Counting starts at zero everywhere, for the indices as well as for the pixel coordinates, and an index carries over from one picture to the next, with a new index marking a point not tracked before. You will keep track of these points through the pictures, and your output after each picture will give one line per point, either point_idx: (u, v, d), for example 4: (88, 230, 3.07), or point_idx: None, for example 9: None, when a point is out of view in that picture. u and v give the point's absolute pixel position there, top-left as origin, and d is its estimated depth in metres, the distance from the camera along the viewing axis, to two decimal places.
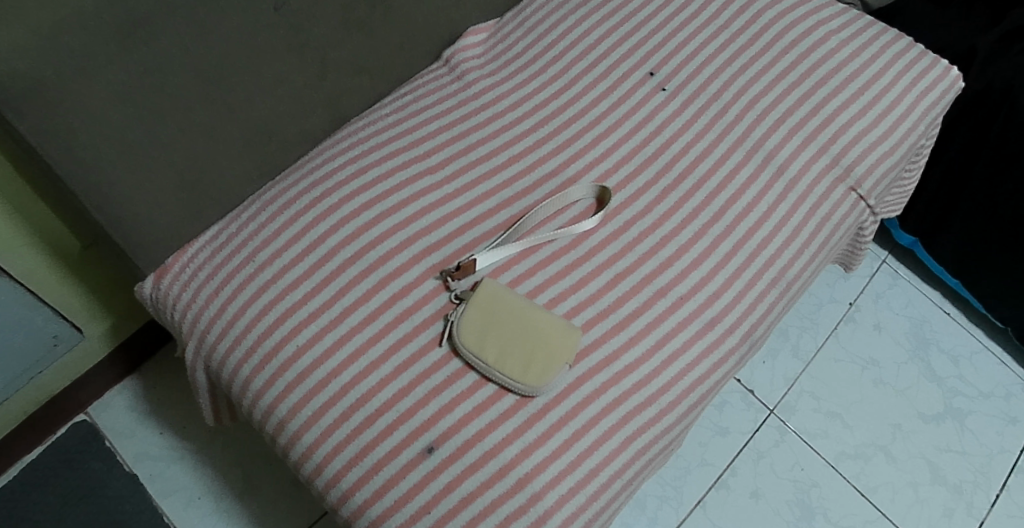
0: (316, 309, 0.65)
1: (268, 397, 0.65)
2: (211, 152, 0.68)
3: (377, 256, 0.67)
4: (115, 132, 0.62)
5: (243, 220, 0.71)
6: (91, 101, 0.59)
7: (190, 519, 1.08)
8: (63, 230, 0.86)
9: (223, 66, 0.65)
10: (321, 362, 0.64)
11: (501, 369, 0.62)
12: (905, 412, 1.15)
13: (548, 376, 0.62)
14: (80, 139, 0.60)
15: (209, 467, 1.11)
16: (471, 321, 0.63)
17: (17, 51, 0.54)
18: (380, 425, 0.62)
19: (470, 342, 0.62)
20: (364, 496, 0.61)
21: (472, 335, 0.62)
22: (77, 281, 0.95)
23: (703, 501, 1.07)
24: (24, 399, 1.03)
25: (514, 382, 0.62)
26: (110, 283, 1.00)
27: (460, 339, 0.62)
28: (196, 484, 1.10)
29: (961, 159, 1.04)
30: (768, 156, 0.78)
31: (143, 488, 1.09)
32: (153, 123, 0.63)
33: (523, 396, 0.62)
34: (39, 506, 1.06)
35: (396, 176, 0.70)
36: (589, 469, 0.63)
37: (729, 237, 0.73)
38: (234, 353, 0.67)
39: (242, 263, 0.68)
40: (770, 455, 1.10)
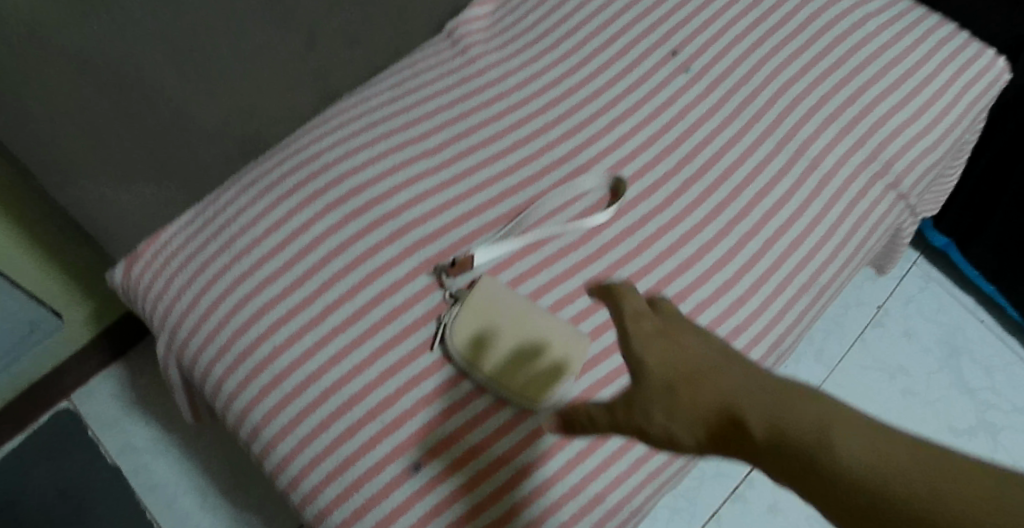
0: (295, 305, 0.59)
1: (240, 402, 0.59)
2: (187, 135, 0.65)
3: (365, 247, 0.60)
4: (79, 119, 0.60)
5: (221, 204, 0.65)
6: (53, 91, 0.58)
7: (173, 515, 1.03)
8: (31, 207, 0.81)
9: (196, 52, 0.61)
10: (299, 365, 0.57)
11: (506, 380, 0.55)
12: (935, 425, 1.07)
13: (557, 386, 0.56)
14: (42, 126, 0.60)
15: (194, 462, 1.06)
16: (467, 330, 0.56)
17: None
18: (363, 437, 0.55)
19: (467, 353, 0.56)
20: (343, 515, 0.55)
21: (468, 344, 0.56)
22: (53, 266, 0.90)
23: (717, 514, 0.93)
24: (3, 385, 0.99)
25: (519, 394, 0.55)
26: (87, 267, 0.94)
27: (453, 346, 0.56)
28: (181, 479, 1.05)
29: (1003, 159, 0.96)
30: (801, 148, 0.71)
31: (127, 482, 1.04)
32: (121, 111, 0.61)
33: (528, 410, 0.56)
34: (20, 498, 1.01)
35: (387, 159, 0.64)
36: (594, 494, 0.57)
37: (756, 236, 0.66)
38: (207, 350, 0.61)
39: (218, 252, 0.62)
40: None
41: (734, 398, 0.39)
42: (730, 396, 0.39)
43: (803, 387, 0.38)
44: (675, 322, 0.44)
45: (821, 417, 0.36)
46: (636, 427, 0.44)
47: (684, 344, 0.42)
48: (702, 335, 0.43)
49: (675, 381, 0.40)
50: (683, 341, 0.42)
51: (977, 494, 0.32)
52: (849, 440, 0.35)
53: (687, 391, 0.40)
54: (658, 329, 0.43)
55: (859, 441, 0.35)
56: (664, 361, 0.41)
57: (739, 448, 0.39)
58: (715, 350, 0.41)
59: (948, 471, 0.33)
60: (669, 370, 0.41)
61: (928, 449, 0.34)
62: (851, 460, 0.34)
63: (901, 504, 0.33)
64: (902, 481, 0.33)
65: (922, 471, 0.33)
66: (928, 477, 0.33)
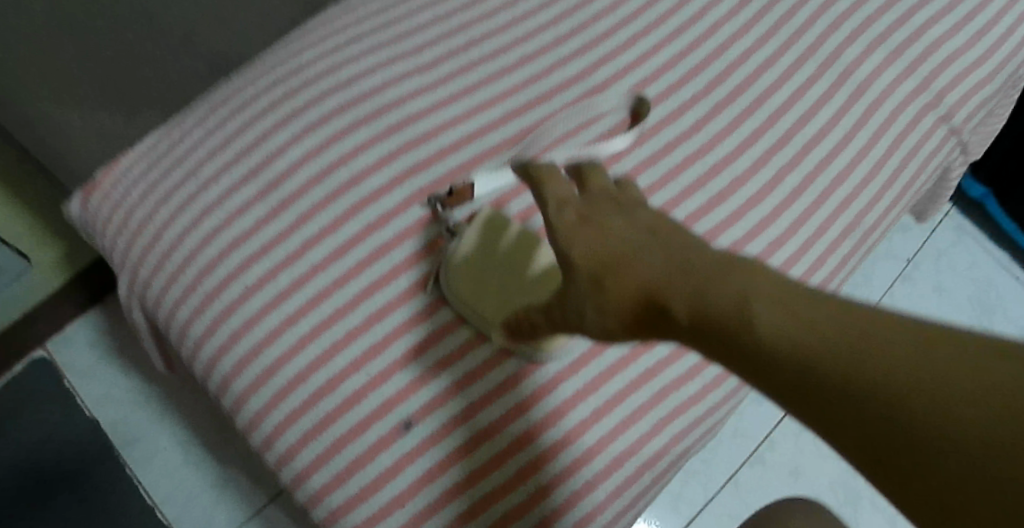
0: (270, 240, 0.51)
1: (207, 350, 0.51)
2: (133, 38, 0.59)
3: (350, 173, 0.52)
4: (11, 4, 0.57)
5: (187, 127, 0.57)
6: None
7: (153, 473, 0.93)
8: None
9: None
10: (274, 308, 0.50)
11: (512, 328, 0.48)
12: None
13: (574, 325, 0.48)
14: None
15: None
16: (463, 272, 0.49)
17: None
18: (346, 391, 0.48)
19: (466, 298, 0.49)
20: (322, 480, 0.48)
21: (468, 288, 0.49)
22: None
23: (735, 477, 0.87)
24: None
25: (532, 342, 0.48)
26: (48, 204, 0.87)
27: (451, 289, 0.49)
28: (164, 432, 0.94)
29: None
30: (846, 71, 0.62)
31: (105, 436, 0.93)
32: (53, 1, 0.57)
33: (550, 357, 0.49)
34: None
35: (376, 75, 0.55)
36: (611, 459, 0.50)
37: (794, 171, 0.59)
38: (171, 292, 0.53)
39: (183, 180, 0.55)
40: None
41: (657, 287, 0.34)
42: (652, 279, 0.35)
43: (728, 261, 0.34)
44: (601, 207, 0.39)
45: (745, 290, 0.32)
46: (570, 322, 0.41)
47: (603, 230, 0.37)
48: (627, 215, 0.38)
49: (592, 271, 0.37)
50: (605, 225, 0.38)
51: (923, 376, 0.26)
52: (775, 314, 0.30)
53: (607, 282, 0.36)
54: (581, 218, 0.39)
55: (785, 310, 0.30)
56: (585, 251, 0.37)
57: (668, 330, 0.35)
58: (640, 233, 0.37)
59: (892, 334, 0.28)
60: (586, 261, 0.37)
61: (870, 314, 0.29)
62: (778, 332, 0.30)
63: (834, 377, 0.28)
64: (838, 353, 0.28)
65: (857, 337, 0.28)
66: (867, 345, 0.28)
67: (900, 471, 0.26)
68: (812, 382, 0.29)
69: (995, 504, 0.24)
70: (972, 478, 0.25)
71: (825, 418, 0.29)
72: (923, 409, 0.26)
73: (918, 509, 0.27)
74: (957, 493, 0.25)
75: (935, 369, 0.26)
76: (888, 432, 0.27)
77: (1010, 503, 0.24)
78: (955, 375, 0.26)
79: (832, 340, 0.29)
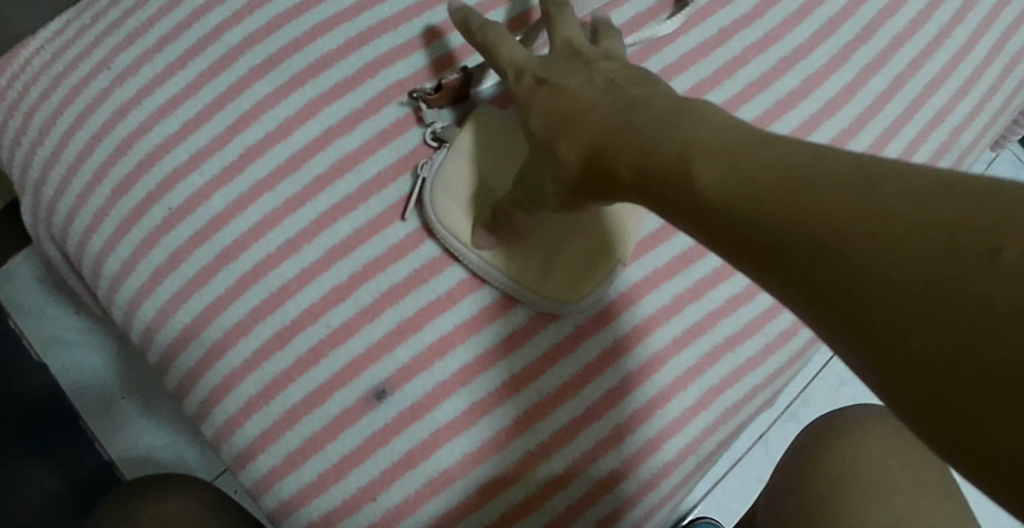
0: (202, 148, 0.39)
1: (122, 293, 0.39)
2: None
3: (307, 62, 0.40)
4: None
5: (100, 6, 0.43)
6: None
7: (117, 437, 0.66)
8: None
9: None
10: (206, 238, 0.38)
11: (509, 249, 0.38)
12: None
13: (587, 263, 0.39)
14: None
15: None
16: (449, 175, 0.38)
17: None
18: (300, 348, 0.37)
19: (448, 209, 0.38)
20: (270, 464, 0.37)
21: (453, 199, 0.38)
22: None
23: (765, 436, 0.75)
24: None
25: (531, 276, 0.38)
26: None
27: (437, 208, 0.38)
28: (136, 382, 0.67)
29: None
30: None
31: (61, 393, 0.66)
32: None
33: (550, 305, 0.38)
34: None
35: None
36: (646, 441, 0.39)
37: (881, 71, 0.46)
38: (77, 218, 0.41)
39: (92, 72, 0.42)
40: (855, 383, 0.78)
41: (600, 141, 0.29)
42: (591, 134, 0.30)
43: (673, 106, 0.28)
44: (558, 63, 0.34)
45: (685, 137, 0.26)
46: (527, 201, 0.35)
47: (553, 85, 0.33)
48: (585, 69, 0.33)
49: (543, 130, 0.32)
50: (558, 81, 0.33)
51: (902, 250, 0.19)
52: (716, 163, 0.24)
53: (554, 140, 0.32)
54: (539, 79, 0.34)
55: (727, 157, 0.24)
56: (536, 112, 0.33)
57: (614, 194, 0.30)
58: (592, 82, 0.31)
59: (857, 173, 0.21)
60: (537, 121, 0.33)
61: (836, 153, 0.22)
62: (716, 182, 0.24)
63: (779, 231, 0.22)
64: (786, 197, 0.22)
65: (812, 178, 0.22)
66: (822, 188, 0.21)
67: (868, 343, 0.19)
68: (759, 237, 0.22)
69: (982, 379, 0.17)
70: (952, 341, 0.17)
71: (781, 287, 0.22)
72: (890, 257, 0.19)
73: (899, 401, 0.19)
74: (941, 369, 0.18)
75: (904, 206, 0.19)
76: (847, 293, 0.20)
77: (1008, 377, 0.16)
78: (932, 212, 0.19)
79: (780, 187, 0.22)
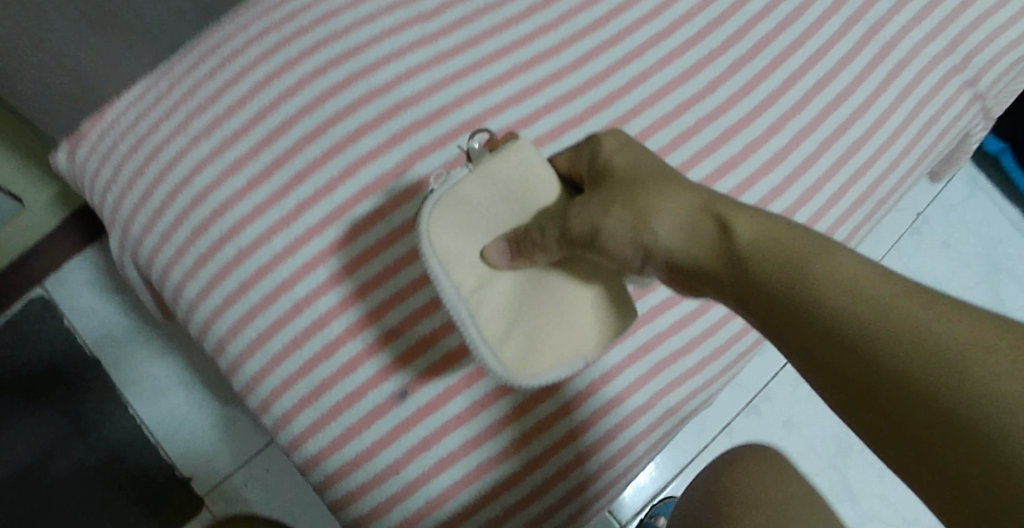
0: (264, 199, 0.50)
1: (199, 311, 0.50)
2: None
3: (348, 129, 0.51)
4: None
5: (177, 75, 0.54)
6: None
7: (154, 410, 0.92)
8: None
9: None
10: (269, 270, 0.49)
11: (485, 280, 0.43)
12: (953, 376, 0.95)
13: (556, 334, 0.43)
14: None
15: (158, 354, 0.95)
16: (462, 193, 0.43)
17: None
18: (341, 359, 0.48)
19: (438, 225, 0.43)
20: (317, 448, 0.48)
21: (448, 219, 0.43)
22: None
23: (730, 426, 0.87)
24: None
25: (490, 315, 0.43)
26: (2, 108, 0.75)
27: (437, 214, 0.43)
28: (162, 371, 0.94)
29: None
30: (873, 28, 0.62)
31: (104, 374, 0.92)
32: None
33: (493, 350, 0.43)
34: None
35: (379, 21, 0.54)
36: (606, 431, 0.52)
37: (800, 145, 0.59)
38: (161, 250, 0.52)
39: (173, 134, 0.53)
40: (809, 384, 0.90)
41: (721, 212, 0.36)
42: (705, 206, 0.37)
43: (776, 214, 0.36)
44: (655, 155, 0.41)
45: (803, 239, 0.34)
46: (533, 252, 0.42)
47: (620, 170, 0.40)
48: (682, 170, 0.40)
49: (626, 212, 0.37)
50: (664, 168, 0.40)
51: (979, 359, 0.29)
52: (836, 265, 0.33)
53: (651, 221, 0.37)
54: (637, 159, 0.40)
55: (844, 264, 0.33)
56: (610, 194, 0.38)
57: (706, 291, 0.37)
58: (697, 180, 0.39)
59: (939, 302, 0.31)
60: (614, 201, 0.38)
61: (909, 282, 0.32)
62: (824, 290, 0.33)
63: (892, 331, 0.31)
64: (890, 306, 0.31)
65: (908, 300, 0.31)
66: (921, 308, 0.31)
67: (948, 424, 0.29)
68: (856, 347, 0.31)
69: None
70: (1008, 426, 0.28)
71: (879, 366, 0.31)
72: (972, 366, 0.29)
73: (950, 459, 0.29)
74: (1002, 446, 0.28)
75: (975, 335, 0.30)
76: (943, 388, 0.29)
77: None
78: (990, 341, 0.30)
79: (891, 300, 0.31)
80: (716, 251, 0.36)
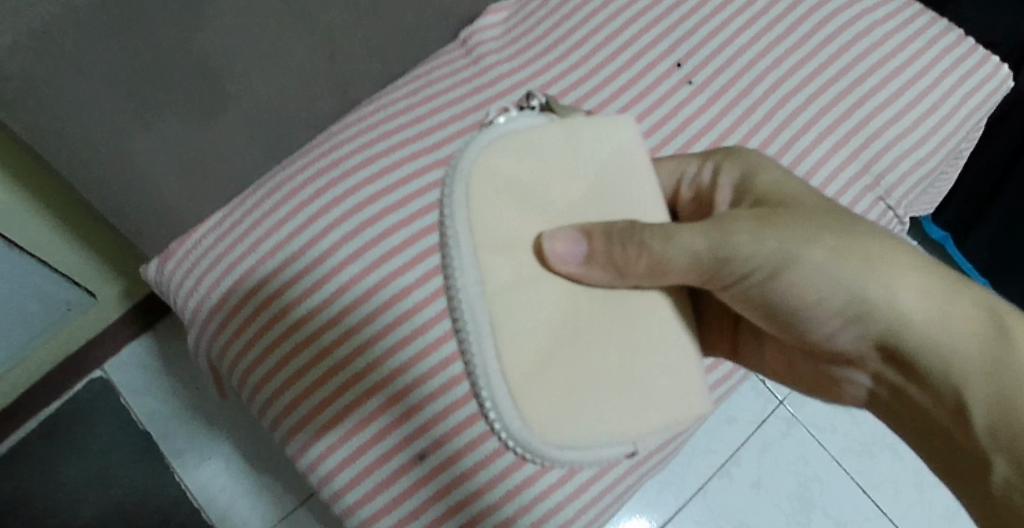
0: (316, 305, 0.67)
1: (263, 393, 0.68)
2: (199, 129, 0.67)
3: (380, 253, 0.67)
4: (97, 114, 0.60)
5: (247, 208, 0.71)
6: (102, 99, 0.59)
7: (198, 478, 1.05)
8: (77, 219, 0.83)
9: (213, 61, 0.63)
10: (319, 360, 0.66)
11: (509, 282, 0.59)
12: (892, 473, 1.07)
13: (563, 402, 0.59)
14: (84, 136, 0.60)
15: (203, 425, 1.07)
16: (522, 147, 0.61)
17: (124, 81, 0.60)
18: (375, 428, 0.65)
19: (486, 194, 0.60)
20: (354, 498, 0.65)
21: (494, 185, 0.60)
22: (61, 224, 0.82)
23: (704, 488, 1.04)
24: (29, 367, 0.98)
25: (506, 343, 0.58)
26: (49, 179, 0.75)
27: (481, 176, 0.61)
28: (206, 444, 1.06)
29: (997, 167, 1.03)
30: (795, 160, 0.77)
31: (156, 447, 1.05)
32: (141, 113, 0.63)
33: (505, 373, 0.59)
34: (69, 467, 1.03)
35: (402, 168, 0.70)
36: (578, 485, 0.67)
37: None
38: (233, 345, 0.69)
39: (243, 254, 0.69)
40: (775, 447, 1.07)
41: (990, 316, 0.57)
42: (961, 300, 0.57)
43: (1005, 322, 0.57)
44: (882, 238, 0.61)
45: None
46: (661, 259, 0.57)
47: (822, 219, 0.59)
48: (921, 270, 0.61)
49: (839, 262, 0.58)
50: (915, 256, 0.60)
51: None
52: None
53: (882, 290, 0.58)
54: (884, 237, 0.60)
55: None
56: (823, 242, 0.58)
57: (904, 359, 0.59)
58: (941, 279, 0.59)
59: None
60: (830, 253, 0.58)
61: None
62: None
63: None
64: None
65: None
66: None
67: None
68: None
69: None
70: None
71: None
72: None
73: None
74: None
75: None
76: None
77: None
78: None
79: None
80: (946, 323, 0.57)
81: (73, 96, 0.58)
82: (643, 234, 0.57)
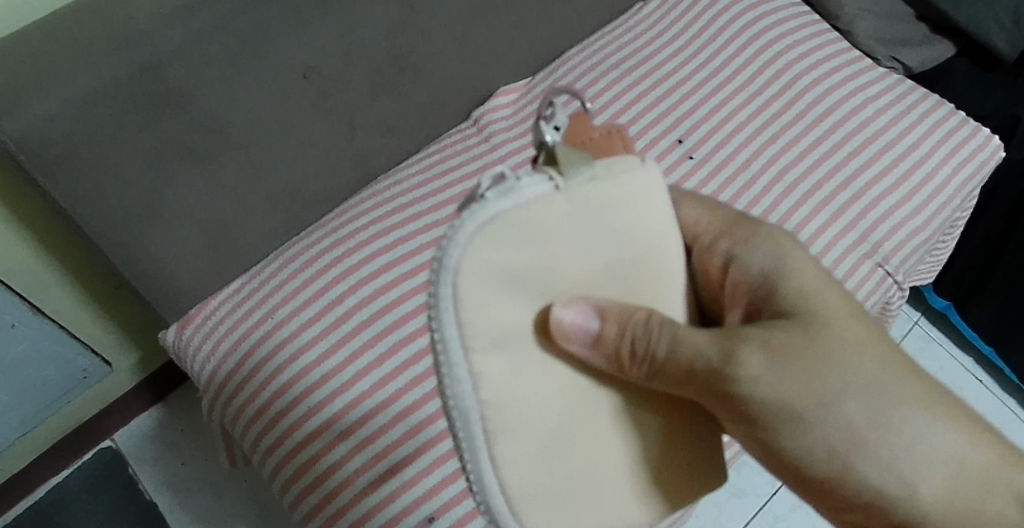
0: (330, 370, 0.68)
1: (275, 457, 0.69)
2: (221, 198, 0.70)
3: (393, 319, 0.69)
4: (122, 182, 0.63)
5: (266, 276, 0.74)
6: (124, 168, 0.62)
7: None
8: (101, 285, 0.86)
9: (238, 134, 0.67)
10: (330, 424, 0.67)
11: (507, 375, 0.43)
12: None
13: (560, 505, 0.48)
14: (110, 202, 0.63)
15: (211, 495, 1.07)
16: (541, 220, 0.41)
17: (152, 152, 0.63)
18: (384, 491, 0.65)
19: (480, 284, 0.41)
20: None
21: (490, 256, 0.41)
22: (83, 293, 0.85)
23: None
24: (39, 435, 0.99)
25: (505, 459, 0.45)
26: (78, 247, 0.79)
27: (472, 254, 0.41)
28: (213, 515, 1.06)
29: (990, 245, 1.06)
30: (793, 230, 0.79)
31: (162, 518, 1.04)
32: (168, 183, 0.66)
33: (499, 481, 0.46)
34: None
35: (416, 238, 0.72)
36: None
37: None
38: (246, 410, 0.70)
39: (259, 321, 0.71)
40: (786, 520, 1.06)
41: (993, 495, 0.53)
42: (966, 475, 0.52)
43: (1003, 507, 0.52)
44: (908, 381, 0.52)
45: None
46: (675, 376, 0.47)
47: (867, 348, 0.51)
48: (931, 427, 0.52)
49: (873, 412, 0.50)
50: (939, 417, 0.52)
51: None
52: None
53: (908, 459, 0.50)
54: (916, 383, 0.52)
55: None
56: (842, 369, 0.49)
57: None
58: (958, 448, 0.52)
59: None
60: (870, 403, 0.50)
61: None
62: None
63: None
64: None
65: None
66: None
67: None
68: None
69: None
70: None
71: None
72: None
73: None
74: None
75: None
76: None
77: None
78: None
79: None
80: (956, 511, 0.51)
81: (103, 165, 0.61)
82: (654, 334, 0.45)
